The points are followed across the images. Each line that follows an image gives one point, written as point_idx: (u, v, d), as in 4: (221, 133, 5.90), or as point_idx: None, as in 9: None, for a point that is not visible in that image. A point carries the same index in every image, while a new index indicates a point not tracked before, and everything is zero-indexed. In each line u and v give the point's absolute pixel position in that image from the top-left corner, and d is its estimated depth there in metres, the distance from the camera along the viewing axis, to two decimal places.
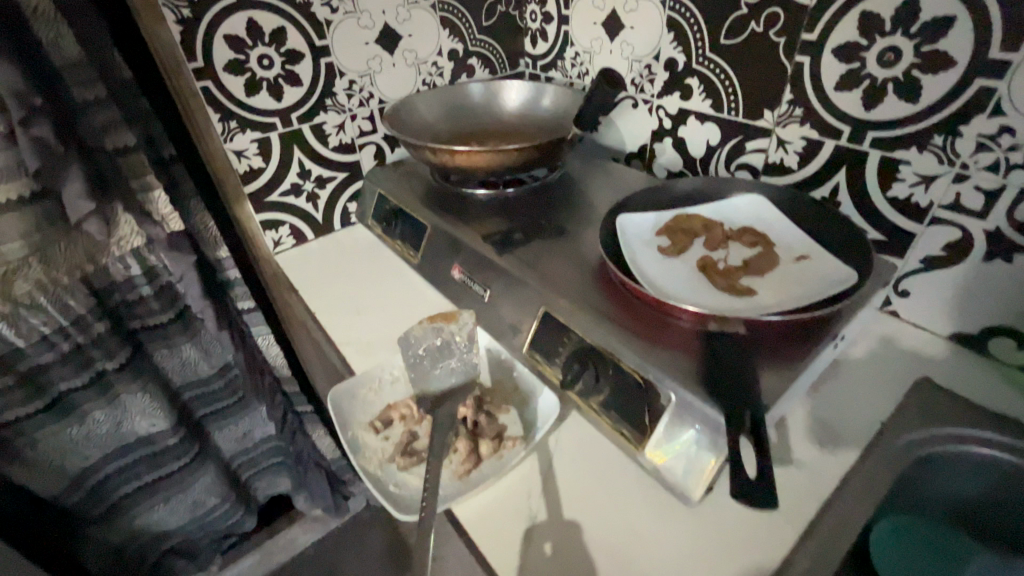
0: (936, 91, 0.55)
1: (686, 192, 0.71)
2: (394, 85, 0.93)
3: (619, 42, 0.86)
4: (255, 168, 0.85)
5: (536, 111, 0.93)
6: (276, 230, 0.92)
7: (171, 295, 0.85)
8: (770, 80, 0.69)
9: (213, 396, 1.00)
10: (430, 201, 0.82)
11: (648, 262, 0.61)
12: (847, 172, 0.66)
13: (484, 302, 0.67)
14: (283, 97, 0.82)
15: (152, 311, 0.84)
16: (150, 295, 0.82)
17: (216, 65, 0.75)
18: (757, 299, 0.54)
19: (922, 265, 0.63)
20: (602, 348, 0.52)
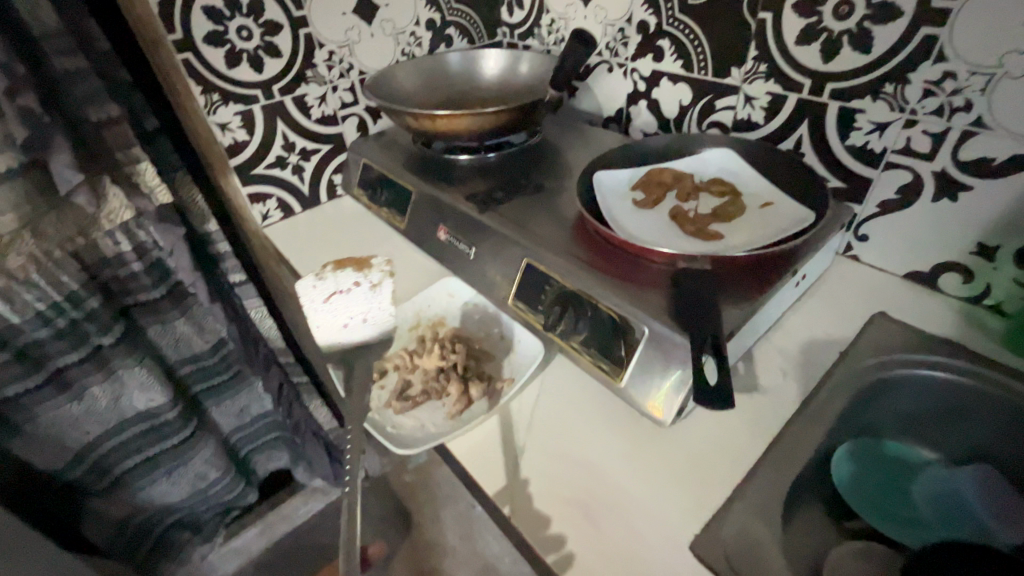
0: (887, 41, 0.59)
1: (660, 150, 0.75)
2: (373, 56, 0.94)
3: (593, 6, 0.88)
4: (239, 141, 0.86)
5: (514, 78, 0.95)
6: (263, 204, 0.93)
7: (162, 270, 0.87)
8: (737, 38, 0.72)
9: (209, 372, 1.04)
10: (414, 168, 0.84)
11: (624, 214, 0.65)
12: (809, 124, 0.70)
13: (470, 260, 0.70)
14: (263, 69, 0.83)
15: (145, 288, 0.87)
16: (142, 269, 0.84)
17: (195, 37, 0.76)
18: (724, 242, 0.58)
19: (878, 210, 0.68)
20: (581, 292, 0.56)
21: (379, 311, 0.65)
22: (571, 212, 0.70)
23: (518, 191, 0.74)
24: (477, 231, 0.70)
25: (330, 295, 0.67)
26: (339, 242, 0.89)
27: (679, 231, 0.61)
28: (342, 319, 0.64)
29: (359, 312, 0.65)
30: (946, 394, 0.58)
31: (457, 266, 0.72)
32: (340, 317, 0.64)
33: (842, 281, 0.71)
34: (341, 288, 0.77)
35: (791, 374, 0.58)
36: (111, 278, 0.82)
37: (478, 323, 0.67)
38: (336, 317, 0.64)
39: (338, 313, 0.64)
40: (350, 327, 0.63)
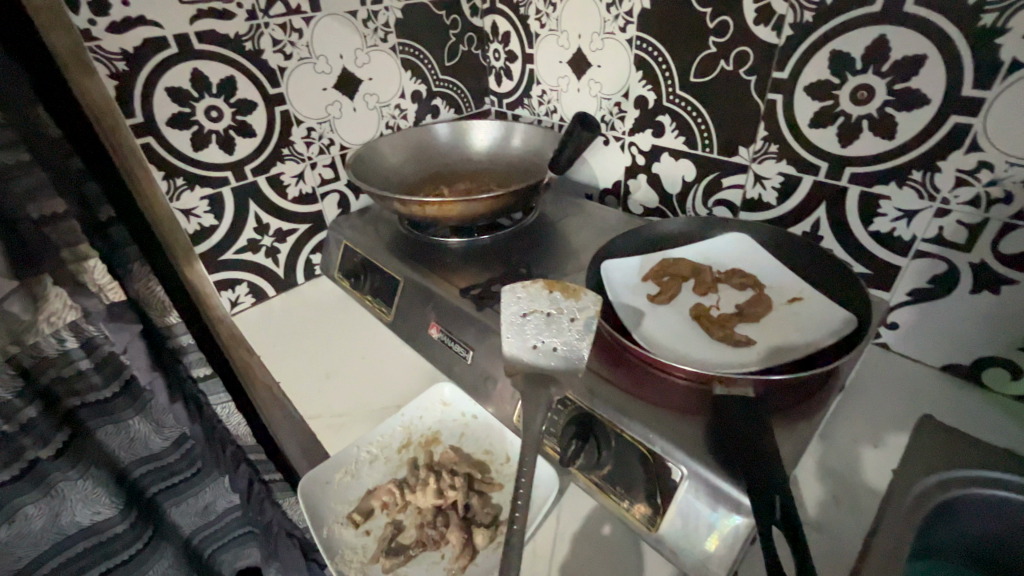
0: (911, 127, 0.55)
1: (669, 234, 0.69)
2: (355, 130, 0.89)
3: (587, 80, 0.84)
4: (206, 226, 0.78)
5: (506, 151, 0.90)
6: (233, 289, 0.85)
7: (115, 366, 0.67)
8: (744, 117, 0.68)
9: (166, 471, 0.80)
10: (401, 251, 0.77)
11: (639, 313, 0.58)
12: (827, 208, 0.65)
13: (467, 364, 0.62)
14: (235, 150, 0.76)
15: (94, 387, 0.66)
16: (90, 368, 0.65)
17: (158, 120, 0.69)
18: (757, 350, 0.52)
19: (908, 298, 0.63)
20: (602, 417, 0.48)
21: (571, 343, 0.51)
22: None
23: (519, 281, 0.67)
24: (474, 331, 0.61)
25: (529, 312, 0.52)
26: (315, 330, 0.80)
27: (704, 335, 0.55)
28: (531, 340, 0.51)
29: (552, 337, 0.51)
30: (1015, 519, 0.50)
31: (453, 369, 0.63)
32: (529, 337, 0.52)
33: (876, 373, 0.65)
34: (318, 393, 0.68)
35: (843, 500, 0.51)
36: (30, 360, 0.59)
37: (477, 439, 0.59)
38: (524, 341, 0.52)
39: (527, 332, 0.52)
40: (538, 350, 0.51)
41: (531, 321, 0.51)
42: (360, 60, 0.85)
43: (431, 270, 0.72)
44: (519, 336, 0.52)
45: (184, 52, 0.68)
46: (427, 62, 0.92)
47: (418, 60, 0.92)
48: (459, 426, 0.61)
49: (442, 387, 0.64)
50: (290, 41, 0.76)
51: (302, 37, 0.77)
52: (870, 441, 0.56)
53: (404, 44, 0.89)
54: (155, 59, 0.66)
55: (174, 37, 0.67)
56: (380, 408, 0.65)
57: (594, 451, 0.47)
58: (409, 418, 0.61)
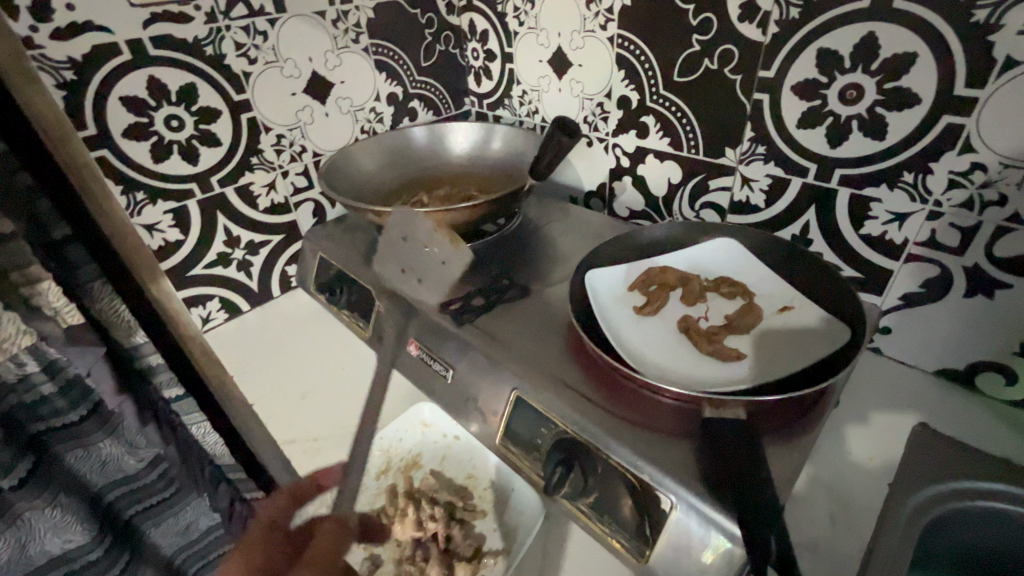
0: (902, 128, 0.53)
1: (655, 240, 0.67)
2: (328, 135, 0.85)
3: (568, 80, 0.81)
4: (171, 242, 0.74)
5: (486, 154, 0.87)
6: (204, 305, 0.81)
7: (81, 389, 0.59)
8: (730, 118, 0.66)
9: (139, 494, 0.69)
10: (378, 263, 0.74)
11: (626, 326, 0.56)
12: (817, 210, 0.63)
13: (447, 384, 0.59)
14: (199, 160, 0.73)
15: (60, 413, 0.58)
16: (52, 391, 0.57)
17: (114, 131, 0.65)
18: (748, 365, 0.49)
19: (901, 302, 0.61)
20: (588, 443, 0.45)
21: (434, 264, 0.62)
22: (561, 322, 0.60)
23: (500, 293, 0.64)
24: (455, 349, 0.58)
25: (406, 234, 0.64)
26: (291, 349, 0.76)
27: (693, 350, 0.52)
28: (400, 264, 0.64)
29: (408, 262, 0.64)
30: (1013, 530, 0.49)
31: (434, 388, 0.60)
32: (401, 262, 0.64)
33: (871, 381, 0.63)
34: (292, 415, 0.65)
35: (838, 518, 0.49)
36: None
37: (460, 464, 0.56)
38: (398, 265, 0.65)
39: (401, 255, 0.64)
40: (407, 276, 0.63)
41: (394, 245, 0.65)
42: (331, 62, 0.81)
43: None
44: (391, 255, 0.65)
45: (139, 59, 0.64)
46: (403, 63, 0.89)
47: (393, 61, 0.88)
48: (440, 449, 0.58)
49: (421, 409, 0.61)
50: (254, 45, 0.72)
51: (267, 40, 0.73)
52: (863, 454, 0.55)
53: (378, 44, 0.85)
54: (106, 68, 0.62)
55: (128, 43, 0.63)
56: (357, 431, 0.62)
57: (580, 479, 0.44)
58: (388, 443, 0.59)
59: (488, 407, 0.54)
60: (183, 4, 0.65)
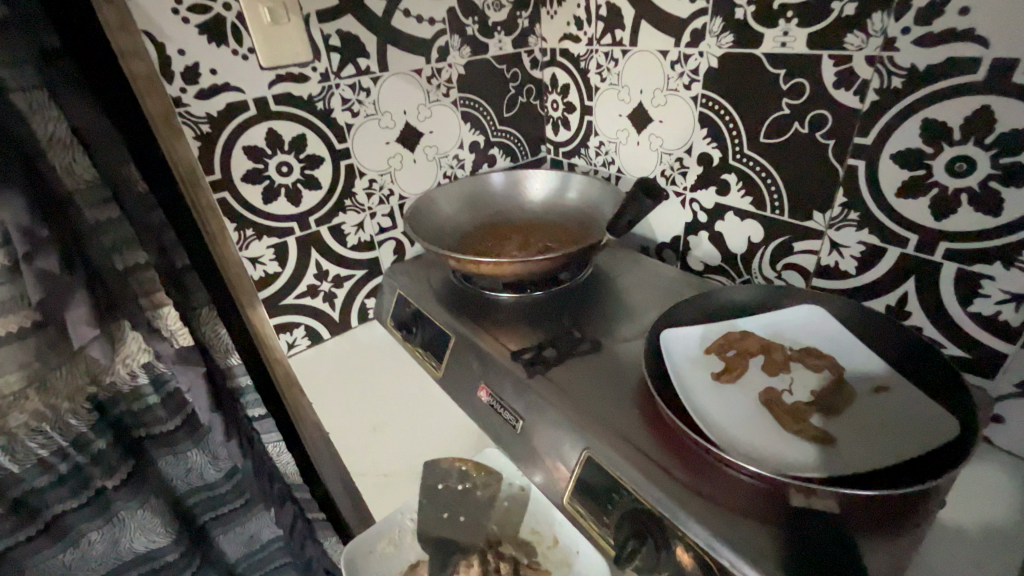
0: (1022, 204, 0.49)
1: (734, 302, 0.65)
2: (414, 181, 0.90)
3: (647, 135, 0.83)
4: (270, 274, 0.81)
5: (561, 203, 0.89)
6: (290, 332, 0.87)
7: (178, 402, 0.79)
8: (819, 182, 0.64)
9: (217, 498, 0.91)
10: (453, 305, 0.77)
11: (701, 392, 0.54)
12: (916, 283, 0.59)
13: (516, 432, 0.60)
14: (301, 201, 0.79)
15: (160, 420, 0.78)
16: (157, 402, 0.77)
17: (234, 175, 0.72)
18: (838, 448, 0.47)
19: (1016, 390, 0.55)
20: (662, 516, 0.45)
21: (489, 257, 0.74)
22: (632, 380, 0.60)
23: (571, 347, 0.65)
24: (526, 401, 0.59)
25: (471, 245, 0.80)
26: (369, 380, 0.79)
27: (775, 424, 0.50)
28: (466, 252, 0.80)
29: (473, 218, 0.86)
30: None
31: (473, 474, 0.59)
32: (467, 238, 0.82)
33: (978, 471, 0.57)
34: (362, 445, 0.68)
35: None
36: (124, 413, 0.75)
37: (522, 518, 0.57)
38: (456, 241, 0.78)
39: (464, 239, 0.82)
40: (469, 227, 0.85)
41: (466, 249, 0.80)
42: (423, 114, 0.86)
43: (481, 328, 0.71)
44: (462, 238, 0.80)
45: (261, 114, 0.72)
46: (487, 113, 0.94)
47: (478, 112, 0.93)
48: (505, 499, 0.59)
49: (476, 486, 0.59)
50: (357, 100, 0.79)
51: (369, 95, 0.80)
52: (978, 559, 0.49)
53: (465, 98, 0.90)
54: (234, 122, 0.70)
55: (254, 100, 0.71)
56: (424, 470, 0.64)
57: None
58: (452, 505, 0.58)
59: (556, 463, 0.55)
60: (303, 66, 0.73)
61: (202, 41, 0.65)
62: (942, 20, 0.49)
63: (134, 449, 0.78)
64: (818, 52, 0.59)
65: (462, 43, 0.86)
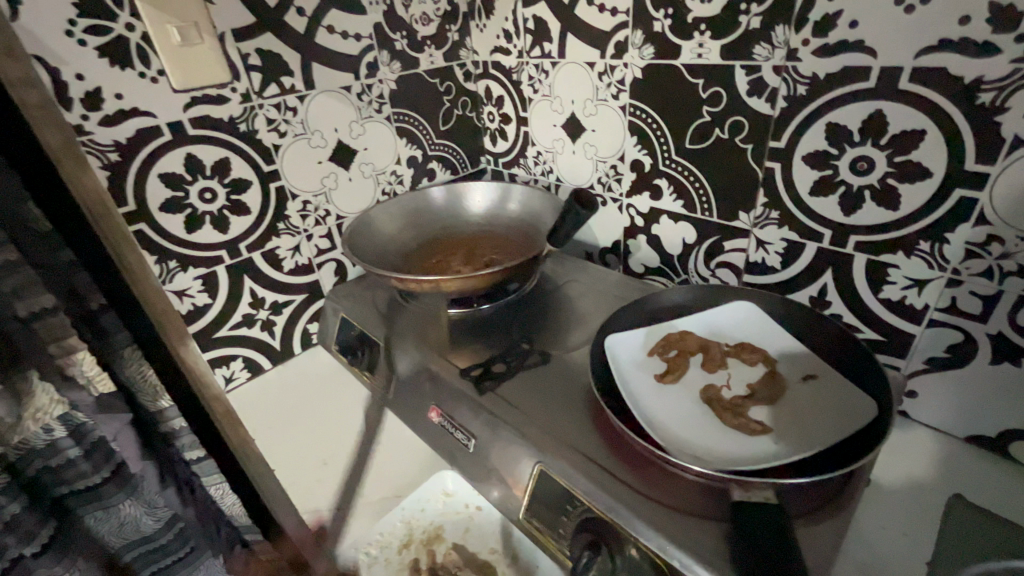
0: (915, 198, 0.54)
1: (672, 304, 0.68)
2: (351, 200, 0.88)
3: (582, 143, 0.85)
4: (199, 306, 0.76)
5: (502, 214, 0.90)
6: (226, 366, 0.82)
7: (105, 452, 0.68)
8: (743, 184, 0.67)
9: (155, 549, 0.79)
10: (399, 325, 0.75)
11: (645, 395, 0.56)
12: (833, 274, 0.64)
13: (470, 453, 0.59)
14: (229, 228, 0.75)
15: (84, 474, 0.67)
16: (79, 456, 0.65)
17: (151, 205, 0.68)
18: (774, 440, 0.49)
19: (926, 366, 0.60)
20: (615, 524, 0.45)
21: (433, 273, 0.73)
22: (582, 388, 0.61)
23: (520, 360, 0.65)
24: (476, 420, 0.59)
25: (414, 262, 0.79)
26: (315, 410, 0.76)
27: (716, 421, 0.52)
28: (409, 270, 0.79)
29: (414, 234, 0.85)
30: None
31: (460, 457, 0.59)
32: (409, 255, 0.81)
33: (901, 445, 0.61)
34: (311, 481, 0.66)
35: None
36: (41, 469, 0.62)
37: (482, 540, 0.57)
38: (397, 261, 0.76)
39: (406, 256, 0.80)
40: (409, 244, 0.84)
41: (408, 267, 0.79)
42: (355, 131, 0.84)
43: (428, 347, 0.70)
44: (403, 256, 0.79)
45: (178, 139, 0.68)
46: (422, 128, 0.93)
47: (413, 126, 0.92)
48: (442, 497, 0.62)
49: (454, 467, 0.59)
50: (284, 120, 0.76)
51: (296, 114, 0.77)
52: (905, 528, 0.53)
53: (399, 113, 0.89)
54: (148, 148, 0.66)
55: (168, 125, 0.67)
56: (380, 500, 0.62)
57: (607, 563, 0.45)
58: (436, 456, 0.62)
59: (509, 480, 0.54)
60: (221, 87, 0.69)
61: (104, 64, 0.60)
62: (836, 32, 0.53)
63: (54, 510, 0.66)
64: (731, 62, 0.62)
65: (391, 59, 0.85)
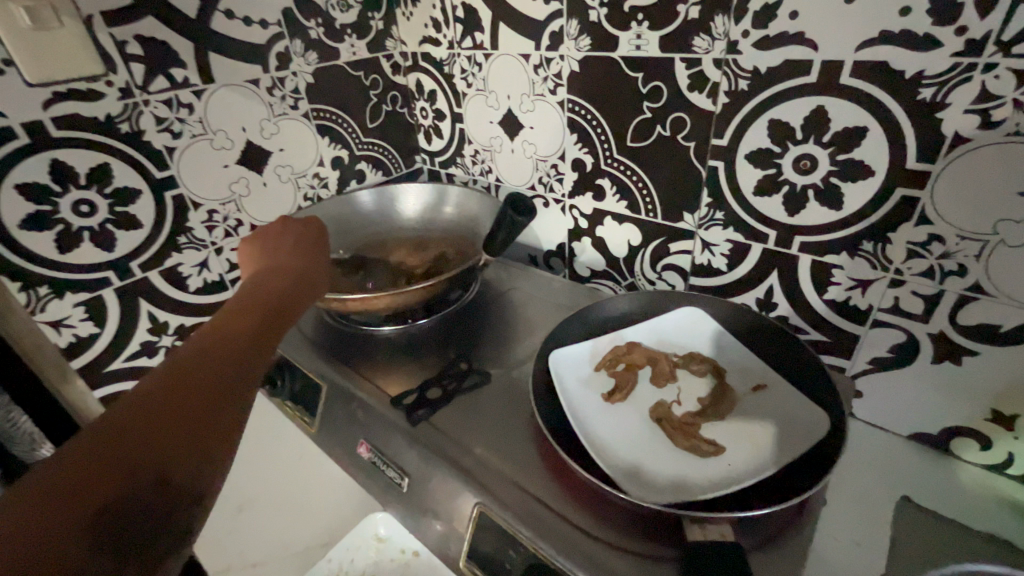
0: (858, 198, 0.52)
1: (620, 312, 0.64)
2: (267, 207, 0.79)
3: (521, 141, 0.79)
4: (84, 336, 0.65)
5: (439, 218, 0.83)
6: (124, 401, 0.72)
7: None
8: (687, 183, 0.64)
9: None
10: (323, 348, 0.67)
11: (593, 418, 0.51)
12: (779, 275, 0.62)
13: (404, 493, 0.52)
14: (116, 245, 0.65)
15: None
16: None
17: (7, 222, 0.57)
18: (726, 461, 0.46)
19: (871, 366, 0.59)
20: (563, 573, 0.41)
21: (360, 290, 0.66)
22: (525, 412, 0.56)
23: (458, 382, 0.59)
24: (409, 455, 0.53)
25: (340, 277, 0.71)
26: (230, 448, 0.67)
27: (667, 443, 0.49)
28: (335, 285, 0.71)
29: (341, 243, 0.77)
30: None
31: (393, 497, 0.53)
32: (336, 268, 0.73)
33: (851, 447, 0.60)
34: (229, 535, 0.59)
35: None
36: None
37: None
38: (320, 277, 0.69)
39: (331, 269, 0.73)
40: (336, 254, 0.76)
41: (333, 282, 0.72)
42: (267, 130, 0.75)
43: (356, 372, 0.62)
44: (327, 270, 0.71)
45: (39, 143, 0.57)
46: (347, 125, 0.84)
47: (336, 124, 0.83)
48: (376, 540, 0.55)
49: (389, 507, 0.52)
50: (177, 118, 0.66)
51: (193, 112, 0.67)
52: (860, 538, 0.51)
53: (319, 109, 0.80)
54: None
55: (24, 126, 0.56)
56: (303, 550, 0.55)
57: None
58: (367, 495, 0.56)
59: (447, 523, 0.49)
60: (92, 80, 0.59)
61: None
62: (776, 24, 0.50)
63: None
64: (670, 55, 0.58)
65: (306, 49, 0.76)
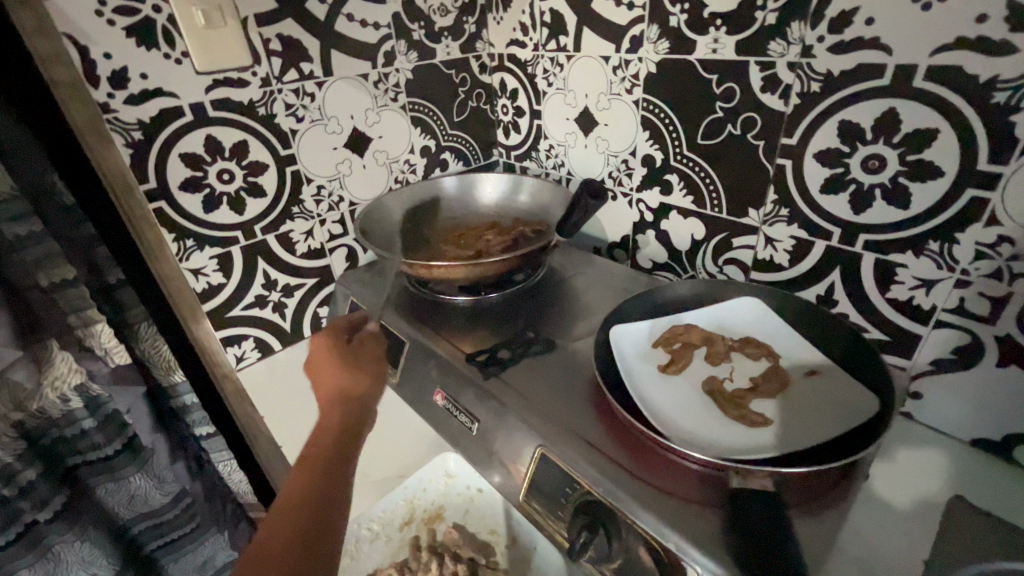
0: (927, 197, 0.54)
1: (680, 297, 0.68)
2: (364, 187, 0.89)
3: (595, 137, 0.85)
4: (214, 285, 0.78)
5: (513, 206, 0.91)
6: (238, 344, 0.83)
7: (119, 423, 0.68)
8: (754, 180, 0.67)
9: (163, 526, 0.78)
10: (407, 310, 0.76)
11: (648, 384, 0.56)
12: (841, 273, 0.64)
13: (473, 436, 0.60)
14: (245, 210, 0.77)
15: (97, 445, 0.66)
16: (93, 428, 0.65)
17: (170, 184, 0.69)
18: (775, 432, 0.49)
19: (931, 367, 0.60)
20: (612, 506, 0.46)
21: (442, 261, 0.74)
22: (584, 377, 0.62)
23: (525, 347, 0.66)
24: (480, 403, 0.60)
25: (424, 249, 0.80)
26: None
27: (716, 411, 0.53)
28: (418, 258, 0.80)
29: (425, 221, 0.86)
30: None
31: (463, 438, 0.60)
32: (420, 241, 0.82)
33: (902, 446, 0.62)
34: None
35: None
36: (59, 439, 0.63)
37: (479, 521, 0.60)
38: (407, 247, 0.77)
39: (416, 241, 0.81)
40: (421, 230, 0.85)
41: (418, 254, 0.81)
42: (371, 119, 0.86)
43: (435, 332, 0.71)
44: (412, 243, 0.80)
45: (198, 121, 0.69)
46: (437, 118, 0.94)
47: (428, 116, 0.93)
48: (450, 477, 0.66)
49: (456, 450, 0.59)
50: (301, 105, 0.77)
51: (314, 100, 0.78)
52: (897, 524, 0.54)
53: (415, 103, 0.90)
54: (170, 128, 0.67)
55: (190, 106, 0.68)
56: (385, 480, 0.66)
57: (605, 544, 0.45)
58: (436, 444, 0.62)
59: (510, 464, 0.55)
60: (242, 70, 0.71)
61: (130, 44, 0.62)
62: (852, 29, 0.53)
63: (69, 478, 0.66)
64: (745, 58, 0.62)
65: (409, 49, 0.86)
